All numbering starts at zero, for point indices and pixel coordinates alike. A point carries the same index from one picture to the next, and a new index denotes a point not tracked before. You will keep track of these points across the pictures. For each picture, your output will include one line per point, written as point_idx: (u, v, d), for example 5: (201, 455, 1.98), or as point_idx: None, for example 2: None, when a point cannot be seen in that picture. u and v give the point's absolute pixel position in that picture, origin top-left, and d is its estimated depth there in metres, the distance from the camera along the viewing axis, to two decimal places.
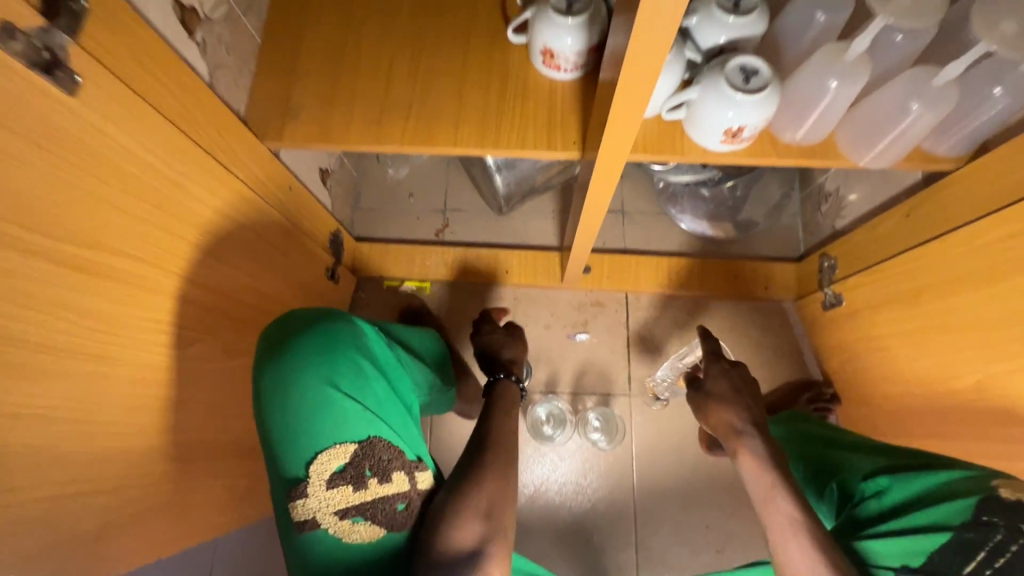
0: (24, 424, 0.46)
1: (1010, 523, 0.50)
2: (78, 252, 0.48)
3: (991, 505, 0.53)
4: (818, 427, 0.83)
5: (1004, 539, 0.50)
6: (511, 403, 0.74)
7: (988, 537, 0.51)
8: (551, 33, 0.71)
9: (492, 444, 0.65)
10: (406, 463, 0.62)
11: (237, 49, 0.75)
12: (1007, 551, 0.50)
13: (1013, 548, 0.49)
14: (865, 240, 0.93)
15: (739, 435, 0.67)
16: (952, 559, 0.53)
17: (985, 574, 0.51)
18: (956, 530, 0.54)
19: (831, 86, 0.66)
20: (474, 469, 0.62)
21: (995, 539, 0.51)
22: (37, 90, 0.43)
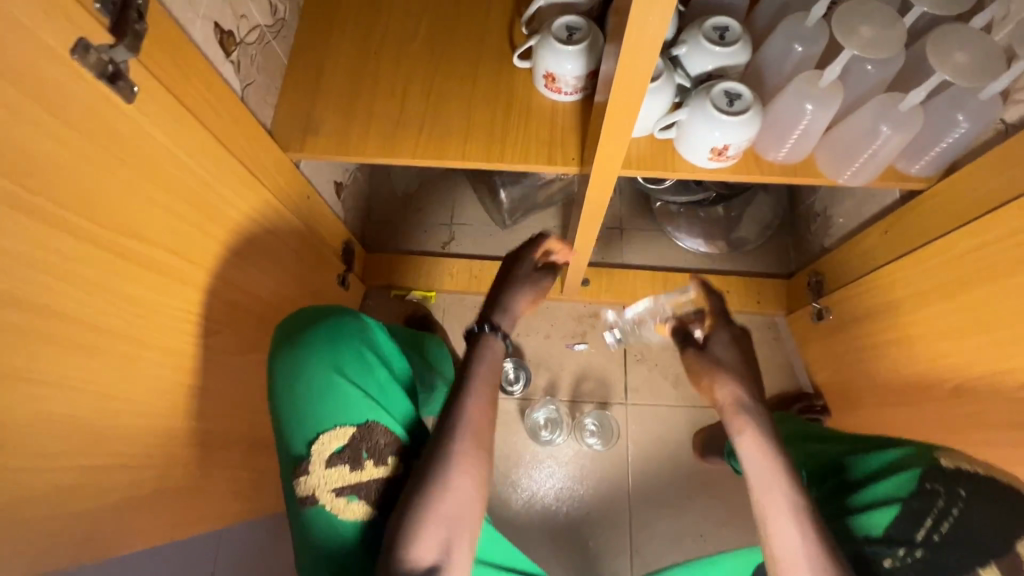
0: (67, 394, 0.51)
1: (949, 490, 0.59)
2: (123, 242, 0.54)
3: (931, 472, 0.61)
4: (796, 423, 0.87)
5: (946, 504, 0.58)
6: (490, 362, 0.64)
7: (932, 504, 0.59)
8: (553, 59, 0.78)
9: (464, 439, 0.59)
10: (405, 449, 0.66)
11: (267, 69, 0.83)
12: (950, 514, 0.58)
13: (953, 511, 0.58)
14: (849, 256, 0.98)
15: (741, 410, 0.66)
16: (904, 528, 0.59)
17: (933, 538, 0.58)
18: (904, 500, 0.61)
19: (807, 109, 0.72)
20: (442, 471, 0.57)
21: (939, 505, 0.59)
22: (101, 96, 0.49)
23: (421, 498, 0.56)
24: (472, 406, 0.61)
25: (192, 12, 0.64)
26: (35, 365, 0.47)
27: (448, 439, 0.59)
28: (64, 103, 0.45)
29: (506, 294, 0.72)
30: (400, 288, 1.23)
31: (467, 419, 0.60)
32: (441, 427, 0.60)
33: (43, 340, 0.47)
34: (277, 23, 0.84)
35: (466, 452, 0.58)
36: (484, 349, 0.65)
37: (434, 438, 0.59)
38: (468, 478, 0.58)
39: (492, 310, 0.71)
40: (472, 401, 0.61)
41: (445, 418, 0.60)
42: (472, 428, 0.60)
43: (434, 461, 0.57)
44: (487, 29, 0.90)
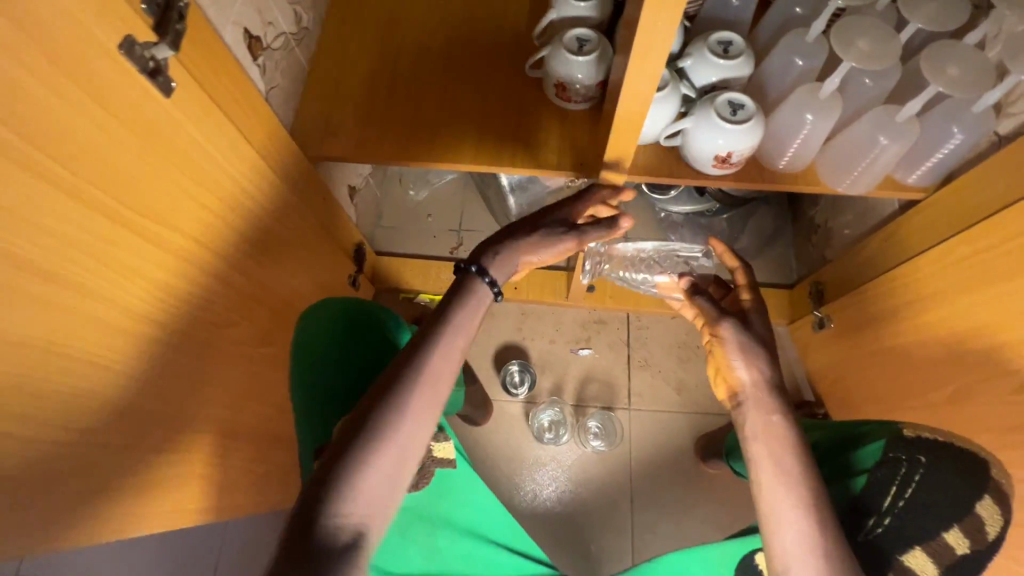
0: (93, 371, 0.53)
1: (910, 457, 0.64)
2: (152, 227, 0.57)
3: (893, 442, 0.66)
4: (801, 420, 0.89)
5: (908, 471, 0.63)
6: (473, 304, 0.63)
7: (895, 472, 0.64)
8: (564, 68, 0.82)
9: (424, 386, 0.57)
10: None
11: (290, 74, 0.86)
12: (912, 480, 0.63)
13: (916, 477, 0.63)
14: (850, 265, 1.00)
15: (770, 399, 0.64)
16: (874, 498, 0.65)
17: (899, 504, 0.63)
18: (871, 471, 0.66)
19: (807, 119, 0.75)
20: (393, 412, 0.55)
21: (902, 472, 0.64)
22: (141, 89, 0.52)
23: (366, 435, 0.54)
24: (441, 354, 0.59)
25: (224, 17, 0.67)
26: (64, 339, 0.49)
27: (407, 380, 0.57)
28: (107, 93, 0.48)
29: (512, 237, 0.69)
30: (408, 290, 1.25)
31: (432, 364, 0.58)
32: (403, 365, 0.58)
33: (72, 315, 0.50)
34: (301, 31, 0.88)
35: (423, 398, 0.57)
36: (470, 292, 0.64)
37: (393, 374, 0.57)
38: (418, 425, 0.57)
39: (490, 246, 0.68)
40: (443, 348, 0.59)
41: (410, 356, 0.58)
42: (435, 376, 0.58)
43: (388, 399, 0.56)
44: (501, 41, 0.93)
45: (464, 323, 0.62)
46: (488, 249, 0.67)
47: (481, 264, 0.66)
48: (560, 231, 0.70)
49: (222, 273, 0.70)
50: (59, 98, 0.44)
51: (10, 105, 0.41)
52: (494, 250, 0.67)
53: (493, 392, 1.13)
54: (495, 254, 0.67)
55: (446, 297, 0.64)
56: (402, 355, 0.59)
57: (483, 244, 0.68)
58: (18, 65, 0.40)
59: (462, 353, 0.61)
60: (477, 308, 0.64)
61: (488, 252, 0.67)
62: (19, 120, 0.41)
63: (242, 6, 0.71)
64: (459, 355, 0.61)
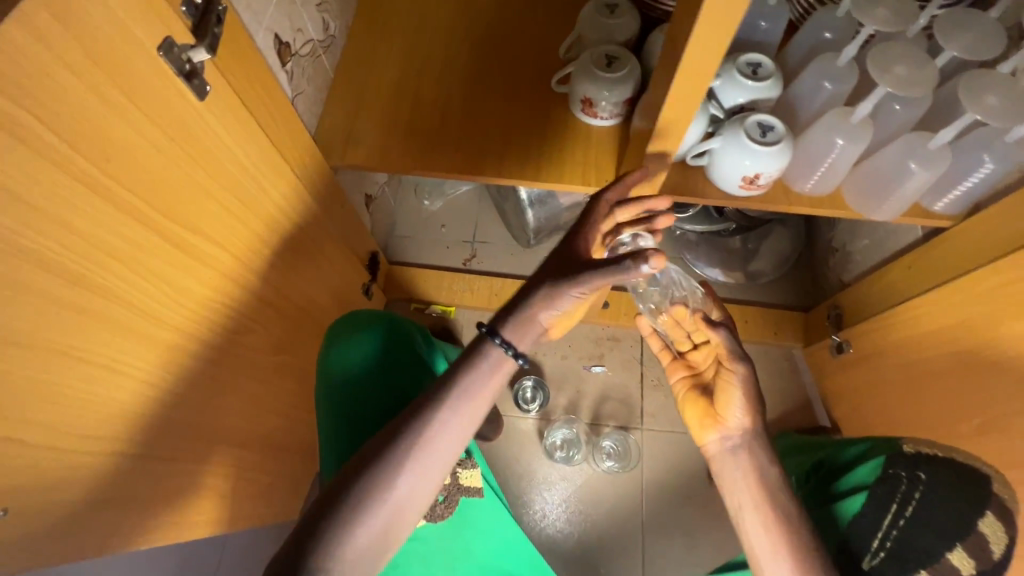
0: (110, 377, 0.52)
1: (910, 474, 0.71)
2: (178, 231, 0.56)
3: (894, 459, 0.73)
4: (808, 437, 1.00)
5: (908, 489, 0.70)
6: (489, 366, 0.64)
7: (895, 489, 0.70)
8: (591, 85, 0.81)
9: (424, 452, 0.62)
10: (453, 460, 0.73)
11: (316, 81, 0.86)
12: (912, 498, 0.69)
13: (915, 494, 0.69)
14: (870, 291, 0.99)
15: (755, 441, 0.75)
16: (874, 516, 0.71)
17: (899, 522, 0.69)
18: (871, 488, 0.72)
19: (837, 143, 0.74)
20: (397, 459, 0.61)
21: (902, 490, 0.70)
22: (177, 92, 0.51)
23: (369, 473, 0.60)
24: (447, 422, 0.63)
25: (257, 23, 0.67)
26: (85, 344, 0.48)
27: (408, 444, 0.61)
28: (144, 95, 0.48)
29: (531, 294, 0.65)
30: (419, 301, 1.24)
31: (434, 432, 0.62)
32: (406, 429, 0.62)
33: (95, 319, 0.49)
34: (329, 39, 0.88)
35: (422, 463, 0.62)
36: (486, 358, 0.65)
37: (394, 435, 0.62)
38: (414, 487, 0.62)
39: (510, 307, 0.66)
40: (449, 416, 0.63)
41: (414, 419, 0.62)
42: (436, 443, 0.62)
43: (387, 459, 0.60)
44: (527, 56, 0.93)
45: (473, 391, 0.64)
46: (509, 312, 0.65)
47: (499, 329, 0.65)
48: (580, 277, 0.62)
49: (245, 280, 0.69)
50: (96, 99, 0.43)
51: (48, 103, 0.40)
52: (514, 313, 0.65)
53: (505, 407, 1.12)
54: (516, 318, 0.65)
55: (461, 358, 0.65)
56: (407, 417, 0.63)
57: (505, 303, 0.66)
58: (59, 64, 0.40)
59: (474, 407, 0.65)
60: (496, 370, 0.65)
61: (508, 314, 0.65)
62: (56, 118, 0.41)
63: (274, 13, 0.71)
64: (465, 421, 0.64)
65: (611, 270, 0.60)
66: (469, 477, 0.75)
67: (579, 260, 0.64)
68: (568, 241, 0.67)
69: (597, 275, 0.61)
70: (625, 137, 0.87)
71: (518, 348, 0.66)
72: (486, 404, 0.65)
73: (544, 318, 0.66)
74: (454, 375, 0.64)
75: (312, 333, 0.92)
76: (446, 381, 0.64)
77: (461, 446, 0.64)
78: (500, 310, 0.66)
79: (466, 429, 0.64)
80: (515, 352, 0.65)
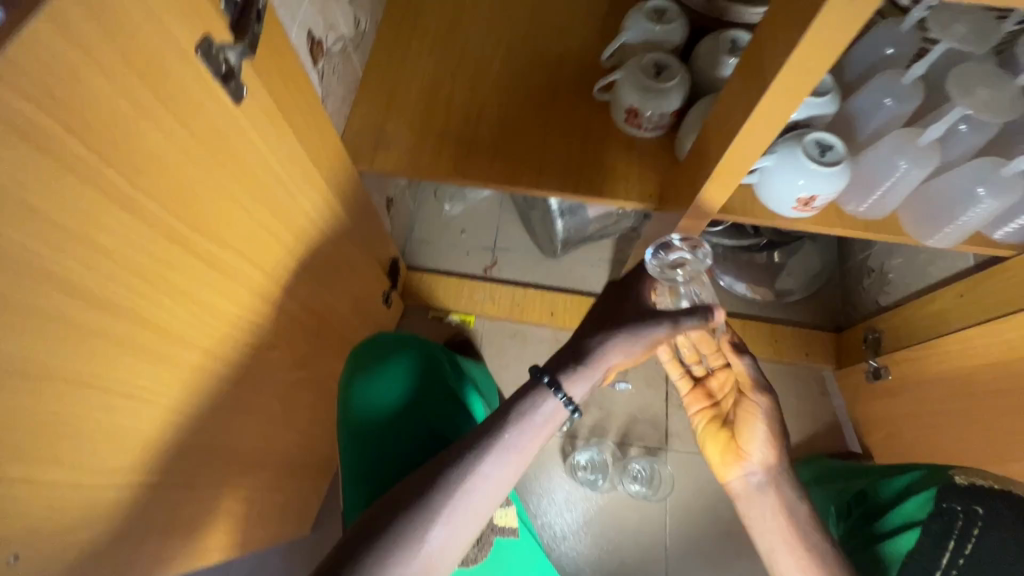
0: (131, 404, 0.48)
1: (967, 509, 0.64)
2: (206, 245, 0.52)
3: (947, 491, 0.66)
4: (838, 465, 0.97)
5: (966, 524, 0.63)
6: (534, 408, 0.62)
7: (952, 524, 0.64)
8: (638, 94, 0.77)
9: (461, 502, 0.58)
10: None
11: (345, 80, 0.81)
12: (971, 534, 0.63)
13: (973, 531, 0.63)
14: (913, 316, 0.95)
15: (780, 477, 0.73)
16: (929, 553, 0.65)
17: (957, 561, 0.63)
18: (925, 523, 0.66)
19: (900, 166, 0.70)
20: (436, 510, 0.57)
21: (959, 526, 0.64)
22: (212, 95, 0.47)
23: (406, 525, 0.56)
24: (487, 470, 0.59)
25: (292, 18, 0.62)
26: (105, 371, 0.44)
27: (444, 491, 0.57)
28: (178, 99, 0.43)
29: (590, 341, 0.65)
30: (438, 309, 1.20)
31: (473, 480, 0.59)
32: (445, 478, 0.58)
33: (117, 344, 0.44)
34: (359, 35, 0.83)
35: (458, 513, 0.58)
36: (535, 403, 0.62)
37: (429, 480, 0.58)
38: (448, 540, 0.57)
39: (569, 355, 0.65)
40: (490, 465, 0.59)
41: (452, 465, 0.59)
42: (474, 494, 0.58)
43: (421, 506, 0.57)
44: (566, 61, 0.89)
45: (518, 439, 0.61)
46: (567, 358, 0.65)
47: (551, 372, 0.64)
48: (641, 326, 0.63)
49: (265, 293, 0.65)
50: (131, 106, 0.39)
51: (78, 109, 0.35)
52: (573, 361, 0.64)
53: None
54: (574, 364, 0.64)
55: (511, 401, 0.63)
56: (444, 462, 0.59)
57: (562, 350, 0.66)
58: (89, 64, 0.35)
59: (518, 458, 0.61)
60: (544, 416, 0.62)
61: (567, 361, 0.64)
62: (85, 125, 0.36)
63: (308, 7, 0.66)
64: (509, 474, 0.60)
65: (676, 322, 0.63)
66: (503, 517, 0.76)
67: (634, 310, 0.65)
68: (626, 294, 0.67)
69: (661, 327, 0.63)
70: (670, 150, 0.83)
71: (571, 397, 0.63)
72: (530, 454, 0.62)
73: (599, 367, 0.65)
74: (498, 421, 0.61)
75: (332, 344, 0.88)
76: (489, 428, 0.61)
77: (502, 498, 0.60)
78: (556, 357, 0.65)
79: (507, 480, 0.60)
80: (565, 397, 0.62)
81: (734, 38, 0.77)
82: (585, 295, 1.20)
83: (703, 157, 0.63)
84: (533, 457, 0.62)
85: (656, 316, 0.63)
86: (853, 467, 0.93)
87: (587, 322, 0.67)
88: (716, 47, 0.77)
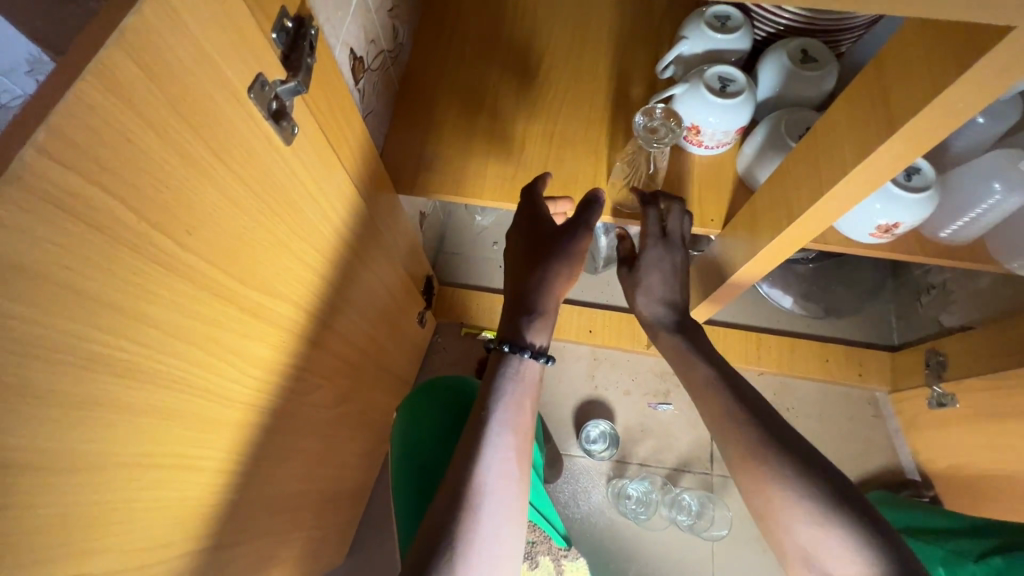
0: (186, 475, 0.44)
1: None
2: (254, 297, 0.47)
3: None
4: (925, 508, 0.88)
5: None
6: (497, 367, 0.61)
7: None
8: (698, 111, 0.70)
9: (487, 506, 0.52)
10: (554, 552, 0.92)
11: (383, 96, 0.76)
12: None
13: None
14: (984, 342, 0.89)
15: (659, 320, 0.77)
16: None
17: None
18: None
19: (993, 189, 0.65)
20: (464, 518, 0.50)
21: None
22: (265, 137, 0.42)
23: (441, 550, 0.48)
24: (493, 462, 0.54)
25: (336, 37, 0.57)
26: (156, 447, 0.40)
27: (468, 508, 0.51)
28: (230, 147, 0.39)
29: (523, 288, 0.64)
30: (471, 325, 1.17)
31: (487, 482, 0.53)
32: (468, 486, 0.52)
33: (168, 417, 0.40)
34: (397, 47, 0.78)
35: (490, 520, 0.52)
36: (506, 372, 0.60)
37: (454, 506, 0.51)
38: (493, 554, 0.51)
39: (516, 313, 0.63)
40: (493, 457, 0.55)
41: (463, 476, 0.53)
42: (495, 494, 0.53)
43: (456, 541, 0.49)
44: (616, 71, 0.83)
45: (507, 423, 0.57)
46: (514, 318, 0.63)
47: (505, 337, 0.62)
48: (561, 251, 0.64)
49: (311, 335, 0.61)
50: (185, 163, 0.35)
51: (127, 173, 0.31)
52: (522, 317, 0.62)
53: (566, 445, 1.05)
54: (524, 322, 0.62)
55: (481, 393, 0.60)
56: (457, 473, 0.53)
57: (506, 313, 0.64)
58: (139, 119, 0.31)
59: (515, 440, 0.57)
60: (502, 366, 0.60)
61: (517, 322, 0.62)
62: (136, 192, 0.32)
63: (352, 23, 0.61)
64: (512, 461, 0.56)
65: (584, 225, 0.64)
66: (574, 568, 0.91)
67: (545, 236, 0.64)
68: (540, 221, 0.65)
69: (571, 242, 0.64)
70: (735, 171, 0.77)
71: (538, 347, 0.62)
72: (523, 434, 0.58)
73: (541, 307, 0.63)
74: (481, 412, 0.57)
75: (370, 373, 0.85)
76: (481, 416, 0.57)
77: (519, 487, 0.55)
78: (506, 323, 0.63)
79: (514, 468, 0.56)
80: (532, 352, 0.60)
81: (806, 48, 0.71)
82: (627, 312, 1.12)
83: (791, 186, 0.57)
84: (528, 434, 0.59)
85: (566, 231, 0.64)
86: (939, 512, 0.86)
87: (511, 273, 0.66)
88: (787, 57, 0.71)
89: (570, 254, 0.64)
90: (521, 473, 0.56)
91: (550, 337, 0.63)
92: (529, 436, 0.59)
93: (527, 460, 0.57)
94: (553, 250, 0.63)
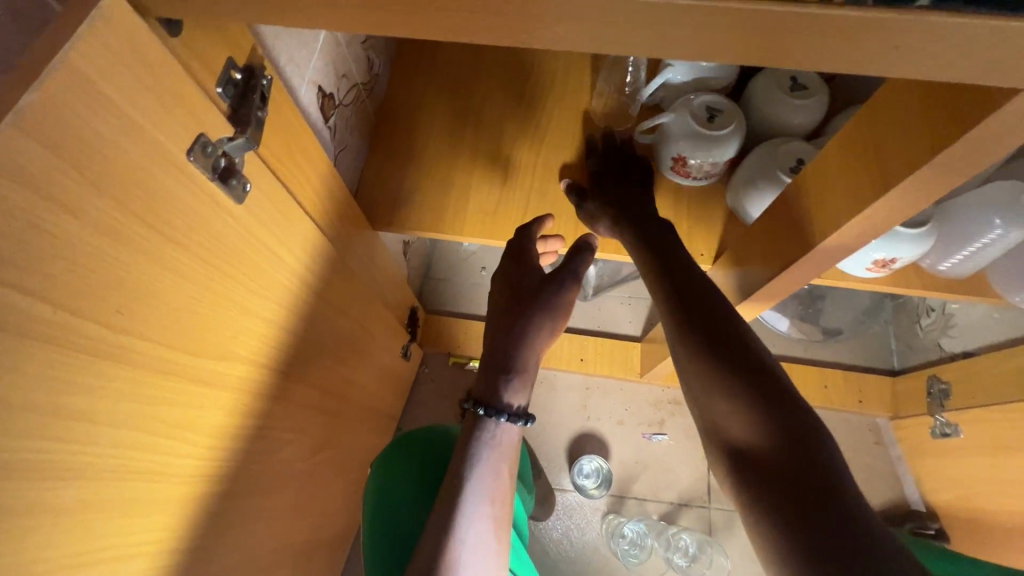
0: (131, 564, 0.41)
1: None
2: (205, 365, 0.44)
3: None
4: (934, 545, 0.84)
5: None
6: (472, 429, 0.57)
7: None
8: (686, 142, 0.67)
9: None
10: None
11: (358, 129, 0.73)
12: None
13: None
14: (985, 371, 0.87)
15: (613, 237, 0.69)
16: None
17: None
18: None
19: (994, 223, 0.62)
20: None
21: None
22: (211, 199, 0.39)
23: None
24: (469, 538, 0.50)
25: (299, 77, 0.54)
26: (93, 544, 0.36)
27: None
28: (169, 215, 0.36)
29: (501, 342, 0.59)
30: (459, 354, 1.13)
31: (461, 559, 0.49)
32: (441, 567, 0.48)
33: (106, 510, 0.37)
34: (372, 78, 0.75)
35: None
36: (481, 436, 0.56)
37: None
38: None
39: (494, 371, 0.58)
40: (468, 531, 0.50)
41: (435, 555, 0.49)
42: (470, 568, 0.49)
43: None
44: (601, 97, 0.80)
45: (483, 492, 0.53)
46: (492, 375, 0.58)
47: (481, 398, 0.58)
48: (544, 298, 0.60)
49: (276, 390, 0.58)
50: (112, 242, 0.32)
51: (38, 264, 0.28)
52: (500, 375, 0.58)
53: (559, 482, 1.01)
54: (505, 382, 0.58)
55: (455, 457, 0.56)
56: (428, 551, 0.49)
57: (483, 369, 0.59)
58: (52, 205, 0.28)
59: (491, 507, 0.53)
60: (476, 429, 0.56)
61: (494, 381, 0.58)
62: (49, 281, 0.29)
63: (318, 61, 0.58)
64: (486, 529, 0.52)
65: (571, 276, 0.62)
66: None
67: (528, 284, 0.62)
68: (531, 273, 0.62)
69: (563, 291, 0.61)
70: (725, 203, 0.74)
71: (516, 408, 0.58)
72: (495, 494, 0.54)
73: (523, 361, 0.59)
74: (455, 481, 0.53)
75: (349, 416, 0.81)
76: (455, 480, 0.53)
77: (497, 560, 0.52)
78: (482, 379, 0.59)
79: (491, 540, 0.52)
80: (509, 415, 0.56)
81: (795, 74, 0.69)
82: (618, 338, 1.08)
83: (784, 228, 0.54)
84: (506, 498, 0.55)
85: (550, 284, 0.61)
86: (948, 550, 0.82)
87: (494, 321, 0.62)
88: (774, 84, 0.69)
89: (555, 307, 0.60)
90: (499, 544, 0.52)
91: (530, 395, 0.60)
92: (507, 502, 0.55)
93: (504, 529, 0.54)
94: (537, 301, 0.60)
